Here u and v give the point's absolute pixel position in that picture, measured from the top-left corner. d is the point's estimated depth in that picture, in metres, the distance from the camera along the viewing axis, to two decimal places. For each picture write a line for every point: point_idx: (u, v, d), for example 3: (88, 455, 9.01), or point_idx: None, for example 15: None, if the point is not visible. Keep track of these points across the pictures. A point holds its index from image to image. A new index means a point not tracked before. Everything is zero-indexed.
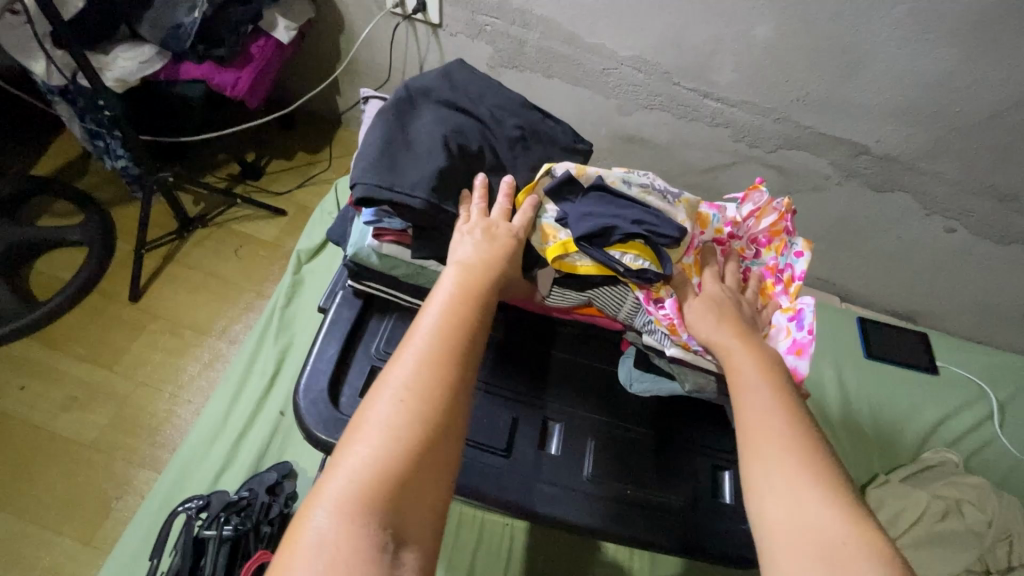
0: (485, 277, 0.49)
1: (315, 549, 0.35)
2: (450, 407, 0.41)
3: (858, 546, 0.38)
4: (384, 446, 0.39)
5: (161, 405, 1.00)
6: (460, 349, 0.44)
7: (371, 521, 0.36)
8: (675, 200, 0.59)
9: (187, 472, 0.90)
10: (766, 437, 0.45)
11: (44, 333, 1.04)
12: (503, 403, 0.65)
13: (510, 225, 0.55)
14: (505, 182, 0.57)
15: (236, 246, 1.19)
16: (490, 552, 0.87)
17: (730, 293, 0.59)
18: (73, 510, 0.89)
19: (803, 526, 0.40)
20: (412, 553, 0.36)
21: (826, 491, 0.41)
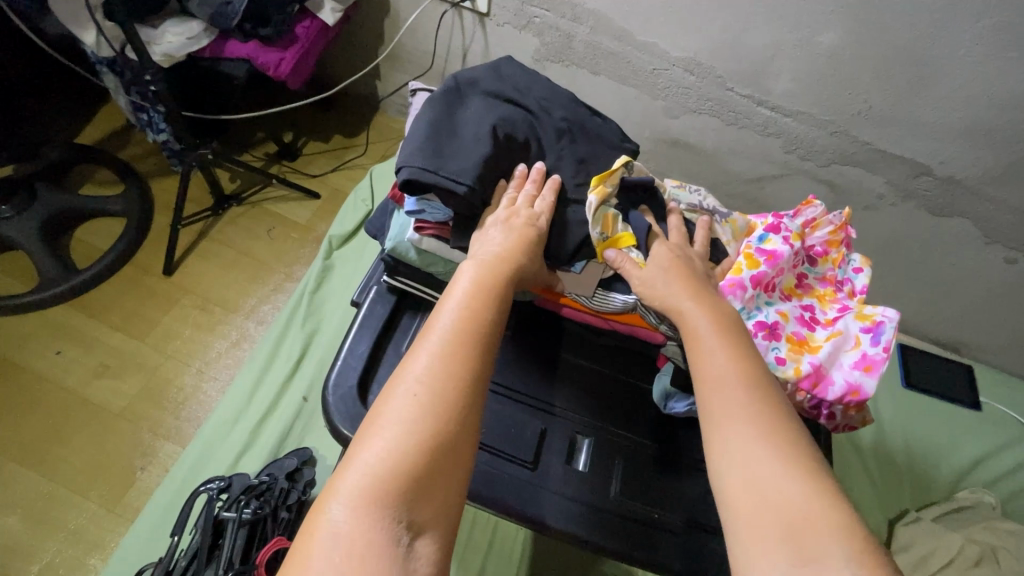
0: (506, 269, 0.47)
1: (330, 542, 0.33)
2: (468, 399, 0.40)
3: (828, 529, 0.35)
4: (399, 439, 0.37)
5: (188, 379, 1.01)
6: (475, 339, 0.42)
7: (387, 514, 0.35)
8: (722, 220, 0.61)
9: (210, 449, 0.91)
10: (723, 416, 0.41)
11: (82, 300, 1.06)
12: (530, 412, 0.62)
13: (532, 212, 0.52)
14: (534, 168, 0.54)
15: (270, 226, 1.20)
16: (501, 554, 0.87)
17: (676, 249, 0.54)
18: (99, 476, 0.91)
19: (760, 513, 0.36)
20: (427, 544, 0.35)
21: (789, 466, 0.38)
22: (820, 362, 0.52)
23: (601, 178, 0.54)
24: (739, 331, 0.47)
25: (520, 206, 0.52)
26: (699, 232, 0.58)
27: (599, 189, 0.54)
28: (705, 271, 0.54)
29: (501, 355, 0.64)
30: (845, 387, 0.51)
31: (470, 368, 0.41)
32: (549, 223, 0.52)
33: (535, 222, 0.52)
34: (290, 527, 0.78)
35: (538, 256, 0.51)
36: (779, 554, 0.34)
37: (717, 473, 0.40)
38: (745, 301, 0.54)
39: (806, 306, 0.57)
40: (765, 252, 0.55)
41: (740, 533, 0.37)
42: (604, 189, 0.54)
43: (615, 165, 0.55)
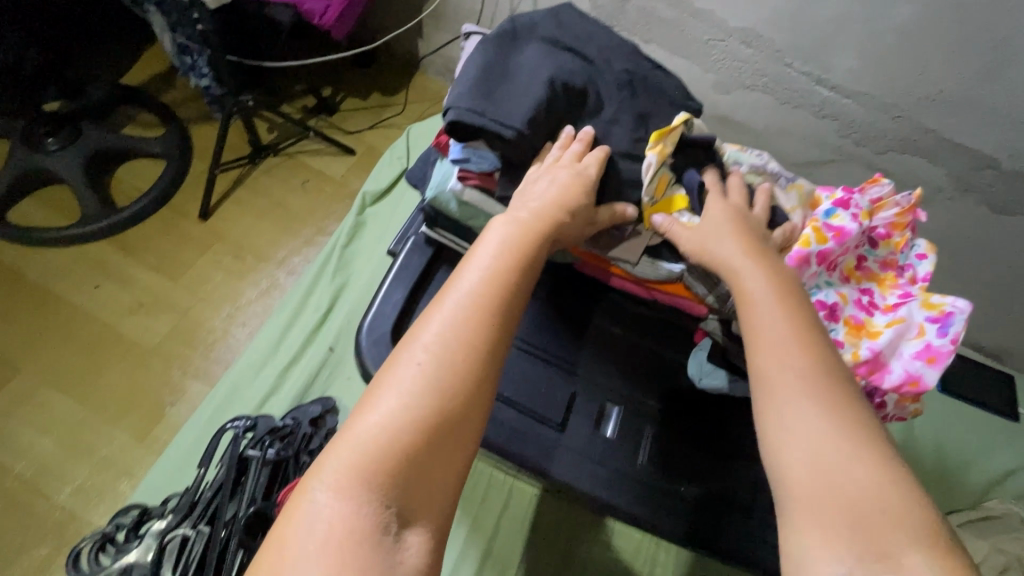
0: (536, 237, 0.44)
1: (310, 524, 0.31)
2: (475, 380, 0.37)
3: (902, 520, 0.32)
4: (399, 418, 0.35)
5: (219, 322, 1.03)
6: (493, 314, 0.39)
7: (374, 500, 0.32)
8: (787, 184, 0.58)
9: (237, 391, 0.93)
10: (782, 391, 0.39)
11: (120, 238, 1.08)
12: (562, 375, 0.61)
13: (582, 167, 0.49)
14: (584, 132, 0.51)
15: (303, 178, 1.20)
16: (514, 518, 0.88)
17: (735, 209, 0.51)
18: (130, 407, 0.94)
19: (823, 496, 0.34)
20: (417, 534, 0.33)
21: (860, 451, 0.35)
22: (880, 349, 0.49)
23: (657, 136, 0.51)
24: (791, 297, 0.44)
25: (571, 161, 0.49)
26: (760, 194, 0.54)
27: (657, 147, 0.51)
28: (763, 229, 0.51)
29: (535, 315, 0.63)
30: (903, 376, 0.48)
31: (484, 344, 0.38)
32: (598, 174, 0.49)
33: (583, 173, 0.49)
34: None
35: (590, 210, 0.49)
36: (848, 543, 0.32)
37: (772, 450, 0.37)
38: (807, 277, 0.51)
39: (864, 290, 0.53)
40: (833, 228, 0.51)
41: (795, 518, 0.34)
42: (662, 148, 0.51)
43: (674, 122, 0.51)
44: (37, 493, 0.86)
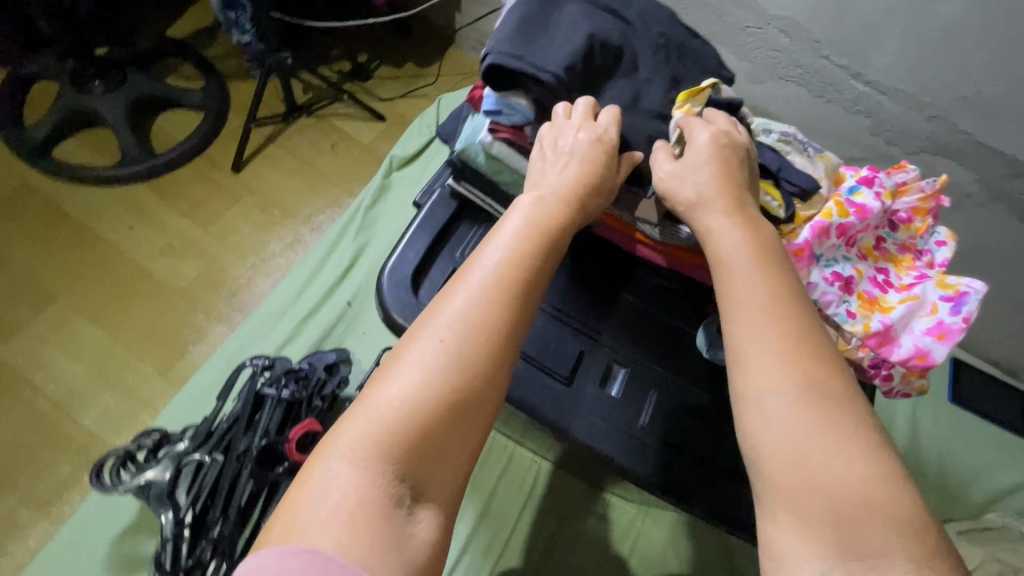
0: (555, 226, 0.45)
1: (326, 492, 0.34)
2: (492, 364, 0.39)
3: (891, 523, 0.32)
4: (418, 397, 0.37)
5: (244, 271, 1.06)
6: (510, 300, 0.40)
7: (389, 476, 0.35)
8: (815, 155, 0.56)
9: (258, 336, 0.96)
10: (769, 375, 0.38)
11: (156, 183, 1.12)
12: (573, 333, 0.62)
13: (597, 140, 0.49)
14: (585, 101, 0.50)
15: (334, 140, 1.23)
16: (513, 482, 0.90)
17: (722, 139, 0.49)
18: (156, 343, 0.98)
19: (808, 491, 0.34)
20: (427, 510, 0.36)
21: (847, 443, 0.35)
22: (892, 323, 0.49)
23: (686, 95, 0.53)
24: (770, 256, 0.43)
25: (583, 122, 0.49)
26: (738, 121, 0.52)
27: (684, 106, 0.53)
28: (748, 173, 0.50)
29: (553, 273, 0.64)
30: (912, 351, 0.49)
31: (501, 331, 0.40)
32: (618, 135, 0.50)
33: (604, 136, 0.50)
34: (321, 414, 0.83)
35: (613, 179, 0.50)
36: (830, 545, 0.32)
37: (752, 435, 0.37)
38: (825, 249, 0.51)
39: (880, 269, 0.53)
40: (856, 204, 0.52)
41: (777, 513, 0.35)
42: (689, 108, 0.53)
43: (704, 83, 0.54)
44: (64, 415, 0.90)
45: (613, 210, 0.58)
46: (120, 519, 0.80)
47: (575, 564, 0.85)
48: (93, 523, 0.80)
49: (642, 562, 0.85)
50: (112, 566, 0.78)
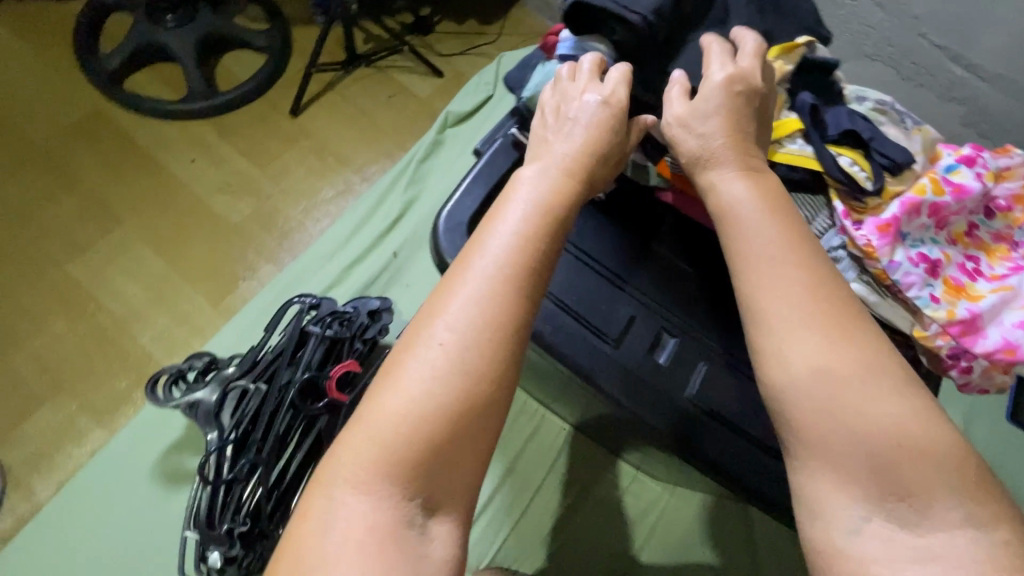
0: (552, 221, 0.43)
1: (334, 523, 0.34)
2: (498, 372, 0.38)
3: (936, 458, 0.34)
4: (421, 413, 0.36)
5: (295, 214, 1.08)
6: (511, 305, 0.39)
7: (396, 497, 0.35)
8: (912, 128, 0.52)
9: (305, 277, 0.98)
10: (783, 322, 0.39)
11: (219, 120, 1.14)
12: (626, 296, 0.60)
13: (601, 112, 0.48)
14: (590, 60, 0.50)
15: (391, 92, 1.22)
16: (540, 446, 0.90)
17: (739, 79, 0.47)
18: (210, 275, 1.01)
19: (843, 440, 0.35)
20: (442, 522, 0.37)
21: (874, 381, 0.36)
22: (980, 312, 0.47)
23: (779, 50, 0.50)
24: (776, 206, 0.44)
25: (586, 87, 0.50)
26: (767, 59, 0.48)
27: (777, 62, 0.50)
28: (765, 126, 0.48)
29: (610, 232, 0.62)
30: (999, 343, 0.46)
31: (505, 334, 0.39)
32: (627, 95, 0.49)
33: (611, 99, 0.49)
34: (361, 357, 0.84)
35: (620, 148, 0.50)
36: (867, 487, 0.34)
37: (777, 387, 0.39)
38: (914, 228, 0.48)
39: (970, 256, 0.50)
40: (953, 183, 0.49)
41: (808, 458, 0.37)
42: (781, 64, 0.50)
43: (798, 41, 0.50)
44: (124, 332, 0.95)
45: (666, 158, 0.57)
46: (168, 436, 0.85)
47: (593, 530, 0.85)
48: (143, 436, 0.85)
49: (663, 540, 0.84)
50: (159, 478, 0.82)
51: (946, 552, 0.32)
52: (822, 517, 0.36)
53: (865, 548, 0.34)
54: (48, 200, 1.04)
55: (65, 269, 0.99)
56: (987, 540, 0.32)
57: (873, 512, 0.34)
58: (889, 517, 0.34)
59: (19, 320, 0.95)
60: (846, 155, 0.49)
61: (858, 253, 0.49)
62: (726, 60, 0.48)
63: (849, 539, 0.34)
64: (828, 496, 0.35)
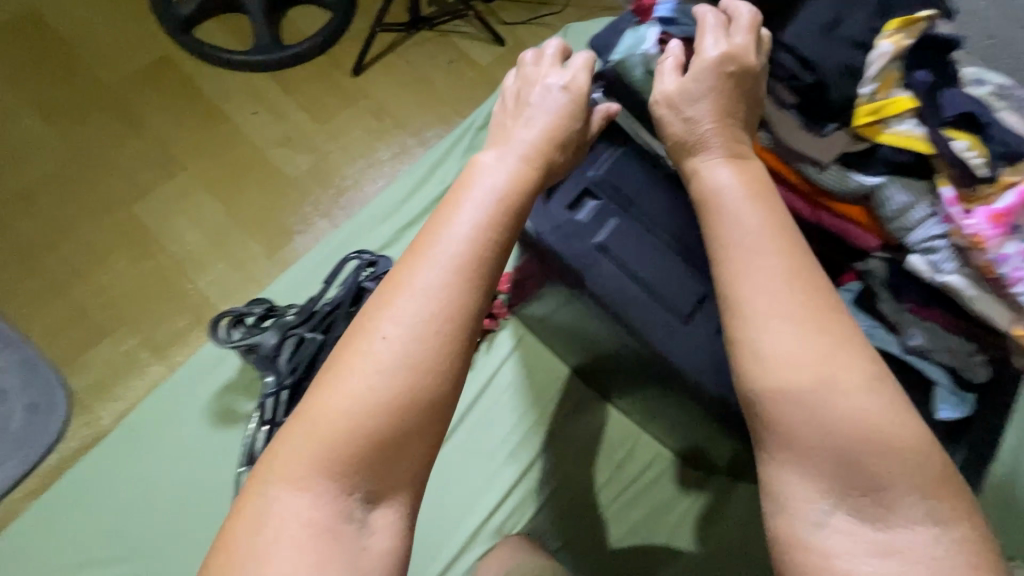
0: (504, 219, 0.44)
1: (273, 516, 0.36)
2: (445, 365, 0.39)
3: (900, 460, 0.37)
4: (362, 407, 0.38)
5: (351, 173, 1.09)
6: (462, 300, 0.41)
7: (338, 488, 0.37)
8: None
9: (359, 235, 0.99)
10: (765, 323, 0.40)
11: (282, 74, 1.15)
12: (698, 274, 0.59)
13: (557, 97, 0.53)
14: (555, 45, 0.57)
15: (451, 58, 1.21)
16: (579, 422, 0.90)
17: (729, 59, 0.48)
18: (266, 226, 1.03)
19: (821, 448, 0.37)
20: (383, 511, 0.39)
21: (849, 387, 0.38)
22: None
23: (898, 23, 0.47)
24: (757, 197, 0.45)
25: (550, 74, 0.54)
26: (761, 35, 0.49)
27: (893, 36, 0.47)
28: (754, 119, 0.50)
29: (685, 208, 0.61)
30: None
31: (454, 330, 0.40)
32: (588, 80, 0.54)
33: (573, 84, 0.54)
34: None
35: (580, 134, 0.54)
36: (833, 486, 0.37)
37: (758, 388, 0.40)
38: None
39: None
40: None
41: (780, 456, 0.39)
42: (898, 39, 0.47)
43: (919, 14, 0.48)
44: (183, 274, 0.98)
45: (760, 135, 0.53)
46: (223, 378, 0.87)
47: (624, 507, 0.86)
48: (199, 376, 0.88)
49: (694, 524, 0.85)
50: (213, 418, 0.85)
51: (903, 544, 0.36)
52: (788, 511, 0.38)
53: (825, 540, 0.37)
54: (117, 141, 1.07)
55: (131, 210, 1.02)
56: (944, 537, 0.35)
57: (835, 508, 0.37)
58: (852, 512, 0.37)
59: (87, 255, 0.98)
60: (962, 139, 0.47)
61: (962, 243, 0.47)
62: (720, 34, 0.49)
63: (810, 531, 0.37)
64: (796, 492, 0.38)
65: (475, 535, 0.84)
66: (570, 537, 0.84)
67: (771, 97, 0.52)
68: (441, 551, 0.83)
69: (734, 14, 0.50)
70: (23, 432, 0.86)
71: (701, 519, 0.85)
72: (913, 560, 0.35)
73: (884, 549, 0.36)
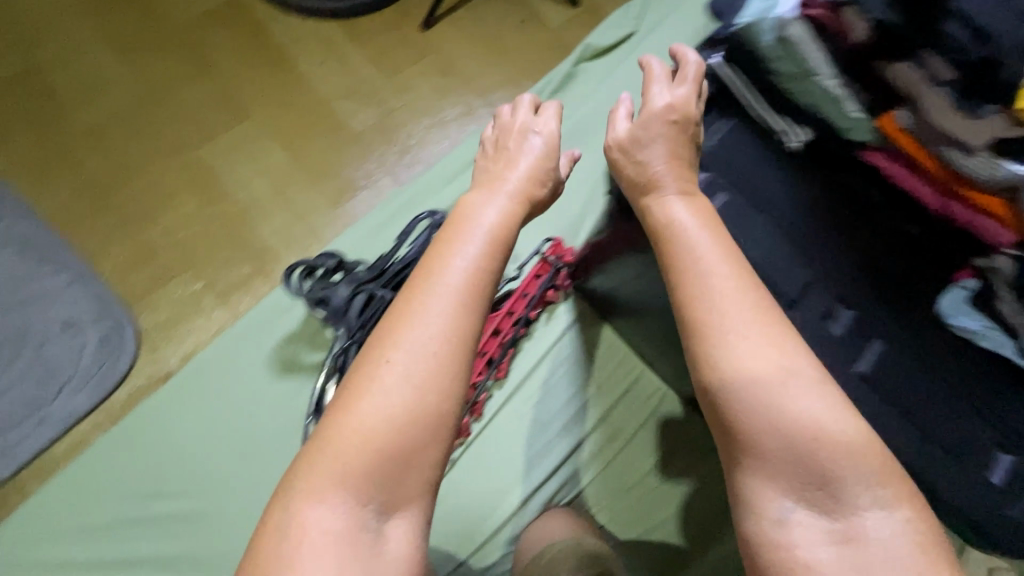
0: (499, 253, 0.50)
1: (302, 532, 0.39)
2: (450, 370, 0.43)
3: (849, 456, 0.40)
4: (377, 429, 0.41)
5: (416, 131, 1.06)
6: (464, 317, 0.45)
7: (358, 500, 0.40)
8: None
9: (423, 194, 0.97)
10: (726, 354, 0.44)
11: (351, 23, 1.12)
12: (805, 259, 0.56)
13: (528, 146, 0.62)
14: (529, 99, 0.67)
15: (524, 17, 1.16)
16: (636, 401, 0.89)
17: (674, 107, 0.57)
18: (331, 178, 1.02)
19: (785, 451, 0.41)
20: (398, 518, 0.42)
21: (804, 389, 0.42)
22: None
23: None
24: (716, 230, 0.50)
25: (523, 122, 0.64)
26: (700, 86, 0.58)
27: None
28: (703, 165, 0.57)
29: (795, 188, 0.58)
30: None
31: (456, 342, 0.44)
32: (558, 126, 0.64)
33: (545, 128, 0.64)
34: None
35: (555, 171, 0.62)
36: (794, 486, 0.41)
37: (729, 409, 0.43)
38: None
39: None
40: None
41: (748, 463, 0.42)
42: None
43: None
44: (248, 222, 0.98)
45: (898, 113, 0.50)
46: (286, 328, 0.88)
47: (673, 490, 0.84)
48: (264, 324, 0.88)
49: None
50: (276, 366, 0.86)
51: (869, 534, 0.38)
52: (757, 510, 0.42)
53: (788, 534, 0.40)
54: (187, 82, 1.05)
55: (198, 153, 1.01)
56: (891, 520, 0.38)
57: (798, 501, 0.40)
58: (812, 502, 0.40)
59: (155, 196, 0.99)
60: None
61: None
62: (666, 83, 0.58)
63: (776, 528, 0.41)
64: (765, 492, 0.41)
65: (523, 504, 0.83)
66: (614, 513, 0.84)
67: (920, 70, 0.46)
68: (490, 516, 0.83)
69: (682, 63, 0.59)
70: (94, 364, 0.88)
71: (697, 510, 0.83)
72: (865, 546, 0.38)
73: (842, 537, 0.39)
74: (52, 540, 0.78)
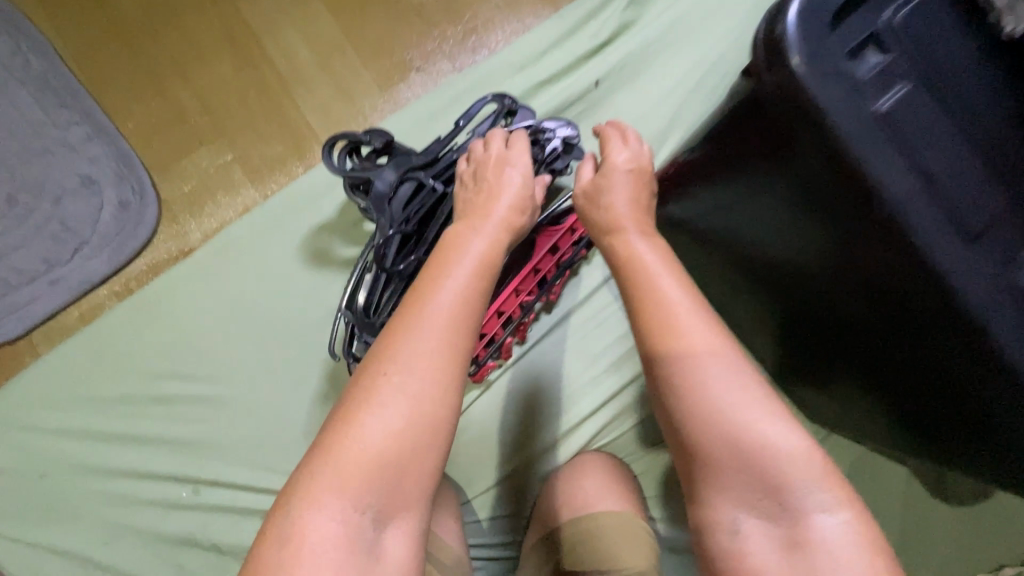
0: (490, 278, 0.47)
1: (307, 545, 0.37)
2: (443, 389, 0.41)
3: (794, 465, 0.40)
4: (376, 444, 0.39)
5: (486, 9, 0.91)
6: (456, 333, 0.43)
7: (358, 513, 0.38)
8: None
9: (486, 83, 0.84)
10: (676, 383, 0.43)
11: None
12: (998, 183, 0.43)
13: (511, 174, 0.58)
14: (496, 134, 0.61)
15: None
16: None
17: (634, 161, 0.56)
18: (383, 54, 0.89)
19: (734, 469, 0.41)
20: (394, 529, 0.40)
21: (749, 408, 0.42)
22: None
23: None
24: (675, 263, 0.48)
25: (498, 154, 0.59)
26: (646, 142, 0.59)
27: None
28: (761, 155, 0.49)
29: (1001, 92, 0.44)
30: None
31: (453, 362, 0.42)
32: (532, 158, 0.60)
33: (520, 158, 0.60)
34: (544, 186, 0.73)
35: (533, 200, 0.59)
36: (742, 496, 0.41)
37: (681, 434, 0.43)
38: None
39: None
40: None
41: (703, 482, 0.43)
42: None
43: None
44: (287, 94, 0.87)
45: None
46: (320, 214, 0.78)
47: None
48: (296, 208, 0.79)
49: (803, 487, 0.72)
50: (305, 256, 0.77)
51: (815, 541, 0.39)
52: (713, 524, 0.42)
53: (742, 542, 0.41)
54: None
55: (238, 7, 0.89)
56: (839, 525, 0.39)
57: (748, 514, 0.41)
58: (761, 512, 0.41)
59: (187, 50, 0.87)
60: None
61: None
62: (622, 140, 0.58)
63: (729, 538, 0.42)
64: (718, 508, 0.42)
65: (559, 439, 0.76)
66: (655, 465, 0.76)
67: None
68: (520, 447, 0.76)
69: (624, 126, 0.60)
70: (113, 229, 0.81)
71: None
72: (814, 550, 0.38)
73: (790, 545, 0.39)
74: (63, 404, 0.74)
